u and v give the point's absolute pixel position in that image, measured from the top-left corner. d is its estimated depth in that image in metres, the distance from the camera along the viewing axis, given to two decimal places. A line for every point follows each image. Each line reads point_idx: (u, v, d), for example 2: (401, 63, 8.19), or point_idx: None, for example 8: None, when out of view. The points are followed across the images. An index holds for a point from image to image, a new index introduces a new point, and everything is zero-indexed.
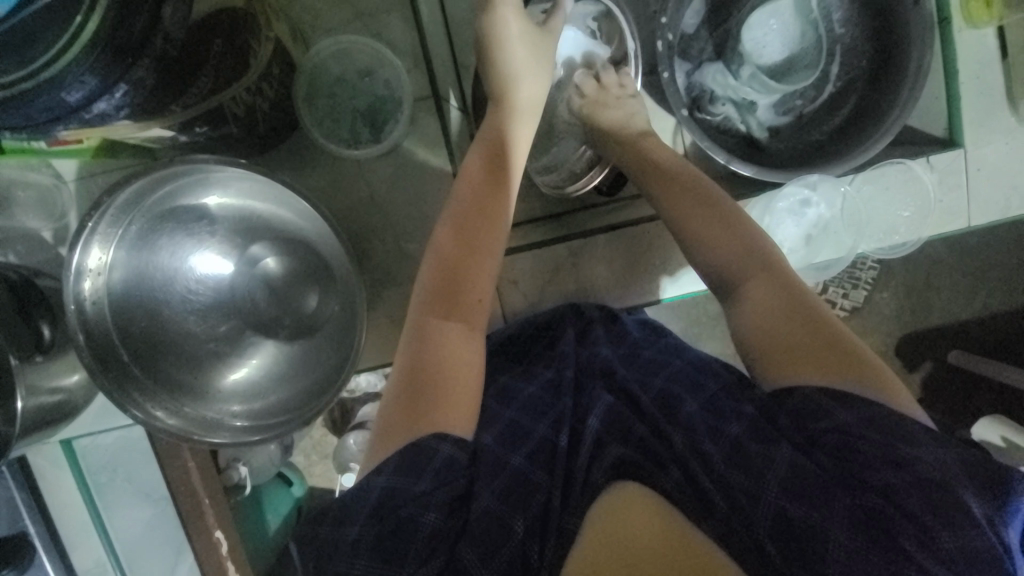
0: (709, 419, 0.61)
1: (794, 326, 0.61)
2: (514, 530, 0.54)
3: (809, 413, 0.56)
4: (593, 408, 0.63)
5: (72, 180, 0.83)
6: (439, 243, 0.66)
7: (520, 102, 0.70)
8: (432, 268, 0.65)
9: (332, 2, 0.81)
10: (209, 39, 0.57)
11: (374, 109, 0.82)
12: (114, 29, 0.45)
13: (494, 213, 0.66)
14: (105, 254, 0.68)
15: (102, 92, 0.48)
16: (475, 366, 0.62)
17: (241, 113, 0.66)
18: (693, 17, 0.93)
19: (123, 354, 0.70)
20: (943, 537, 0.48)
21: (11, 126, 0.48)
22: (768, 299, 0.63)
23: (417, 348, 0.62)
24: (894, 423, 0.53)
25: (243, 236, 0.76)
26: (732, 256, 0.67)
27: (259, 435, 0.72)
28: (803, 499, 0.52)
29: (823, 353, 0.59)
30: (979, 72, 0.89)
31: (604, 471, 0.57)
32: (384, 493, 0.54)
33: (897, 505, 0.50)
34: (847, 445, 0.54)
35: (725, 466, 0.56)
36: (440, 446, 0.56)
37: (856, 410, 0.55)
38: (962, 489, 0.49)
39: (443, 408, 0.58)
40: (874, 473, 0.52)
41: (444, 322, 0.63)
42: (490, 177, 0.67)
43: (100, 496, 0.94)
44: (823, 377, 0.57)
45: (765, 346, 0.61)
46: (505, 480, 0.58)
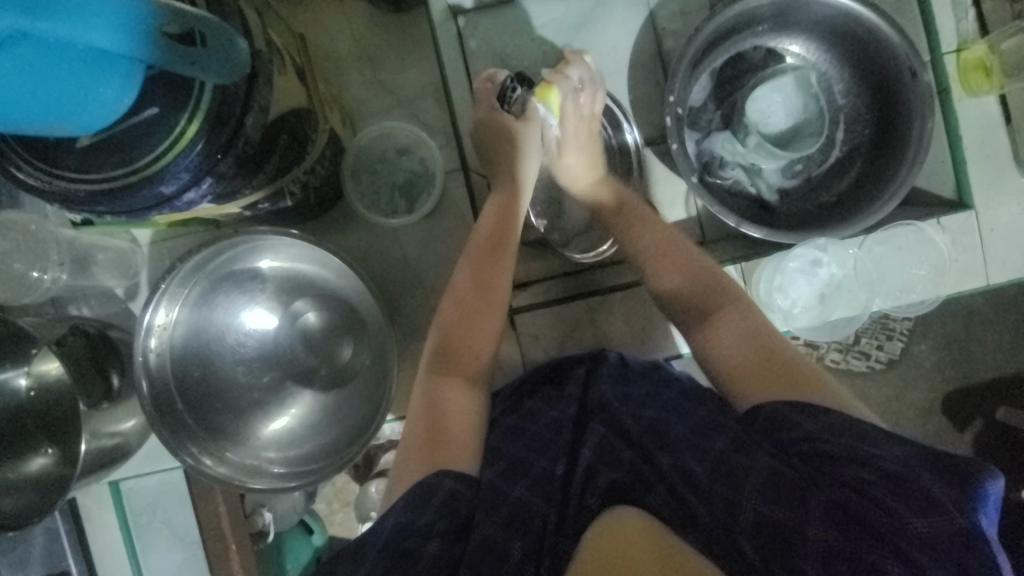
0: (693, 437, 0.58)
1: (754, 347, 0.65)
2: (511, 553, 0.53)
3: (778, 426, 0.57)
4: (585, 439, 0.63)
5: (146, 244, 0.94)
6: (455, 289, 0.74)
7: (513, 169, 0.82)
8: (448, 322, 0.72)
9: (377, 92, 0.93)
10: (278, 135, 0.64)
11: (410, 183, 0.92)
12: (208, 133, 0.55)
13: (497, 269, 0.75)
14: (171, 312, 0.77)
15: (192, 184, 0.57)
16: (477, 421, 0.67)
17: (298, 190, 0.76)
18: (700, 92, 1.01)
19: (179, 401, 0.77)
20: (912, 522, 0.46)
21: (115, 211, 0.57)
22: (729, 329, 0.68)
23: (426, 408, 0.67)
24: (852, 426, 0.54)
25: (289, 292, 0.85)
26: (697, 292, 0.72)
27: (294, 482, 0.77)
28: (780, 501, 0.50)
29: (782, 370, 0.62)
30: (984, 137, 0.92)
31: (597, 496, 0.57)
32: (395, 530, 0.55)
33: (869, 497, 0.49)
34: (818, 449, 0.53)
35: (710, 482, 0.53)
36: (441, 483, 0.59)
37: (818, 418, 0.56)
38: (928, 479, 0.48)
39: (449, 450, 0.63)
40: (842, 468, 0.51)
41: (450, 380, 0.69)
42: (496, 232, 0.77)
43: (139, 537, 0.99)
44: (786, 392, 0.60)
45: (728, 368, 0.65)
46: (506, 509, 0.58)
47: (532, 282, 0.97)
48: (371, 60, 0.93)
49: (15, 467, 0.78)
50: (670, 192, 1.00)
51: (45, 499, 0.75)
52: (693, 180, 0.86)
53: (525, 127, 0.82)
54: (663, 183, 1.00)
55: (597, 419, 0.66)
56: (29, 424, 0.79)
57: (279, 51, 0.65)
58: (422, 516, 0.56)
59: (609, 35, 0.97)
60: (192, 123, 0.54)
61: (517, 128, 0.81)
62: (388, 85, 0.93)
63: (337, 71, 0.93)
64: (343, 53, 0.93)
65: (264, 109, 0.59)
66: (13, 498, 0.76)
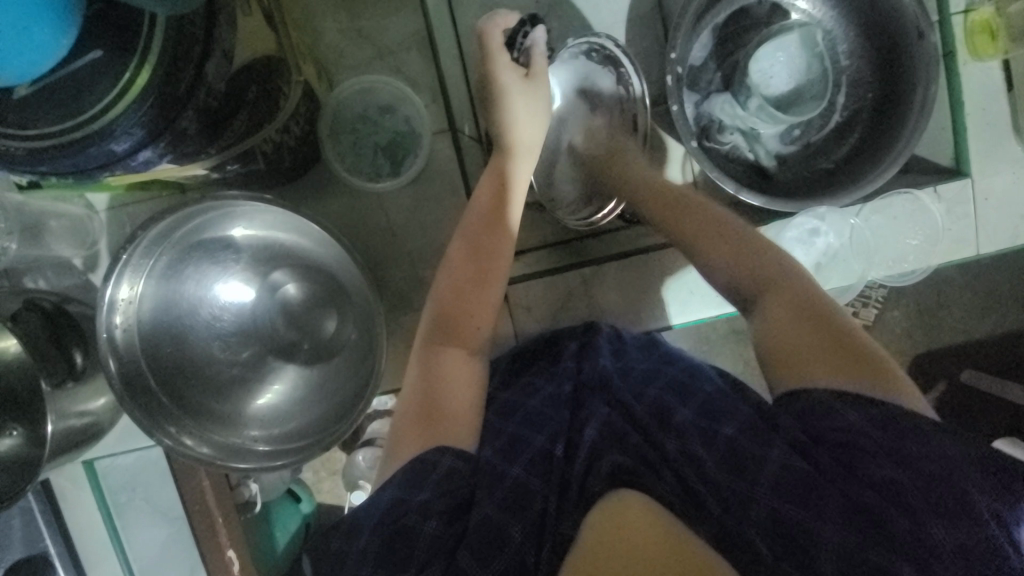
0: (702, 423, 0.60)
1: (812, 329, 0.58)
2: (511, 537, 0.51)
3: (814, 412, 0.54)
4: (589, 421, 0.61)
5: (104, 211, 0.86)
6: (449, 259, 0.70)
7: (512, 137, 0.74)
8: (443, 297, 0.68)
9: (354, 42, 0.84)
10: (246, 87, 0.57)
11: (394, 144, 0.86)
12: (165, 79, 0.48)
13: (490, 238, 0.69)
14: (135, 285, 0.71)
15: (147, 142, 0.50)
16: (477, 393, 0.64)
17: (270, 150, 0.70)
18: (700, 49, 0.95)
19: (151, 380, 0.73)
20: (937, 529, 0.46)
21: (60, 172, 0.50)
22: (785, 310, 0.60)
23: (422, 383, 0.63)
24: (900, 422, 0.51)
25: (266, 262, 0.79)
26: (745, 271, 0.64)
27: (280, 460, 0.74)
28: (797, 500, 0.50)
29: (840, 356, 0.56)
30: (985, 103, 0.90)
31: (601, 478, 0.53)
32: (391, 504, 0.54)
33: (895, 502, 0.48)
34: (846, 442, 0.52)
35: (720, 473, 0.54)
36: (440, 458, 0.57)
37: (867, 411, 0.53)
38: (966, 484, 0.48)
39: (444, 425, 0.60)
40: (873, 468, 0.50)
41: (450, 351, 0.65)
42: (495, 204, 0.71)
43: (118, 514, 0.96)
44: (836, 380, 0.55)
45: (775, 351, 0.59)
46: (506, 487, 0.56)
47: (527, 251, 0.93)
48: (347, 6, 0.84)
49: None
50: (666, 157, 0.96)
51: (13, 484, 0.71)
52: (692, 144, 0.82)
53: (534, 84, 0.75)
54: (659, 148, 0.95)
55: (596, 395, 0.67)
56: None
57: None
58: (420, 493, 0.54)
59: None
60: (143, 71, 0.47)
61: (500, 75, 0.73)
62: (366, 34, 0.84)
63: (309, 17, 0.84)
64: None
65: (227, 55, 0.52)
66: None
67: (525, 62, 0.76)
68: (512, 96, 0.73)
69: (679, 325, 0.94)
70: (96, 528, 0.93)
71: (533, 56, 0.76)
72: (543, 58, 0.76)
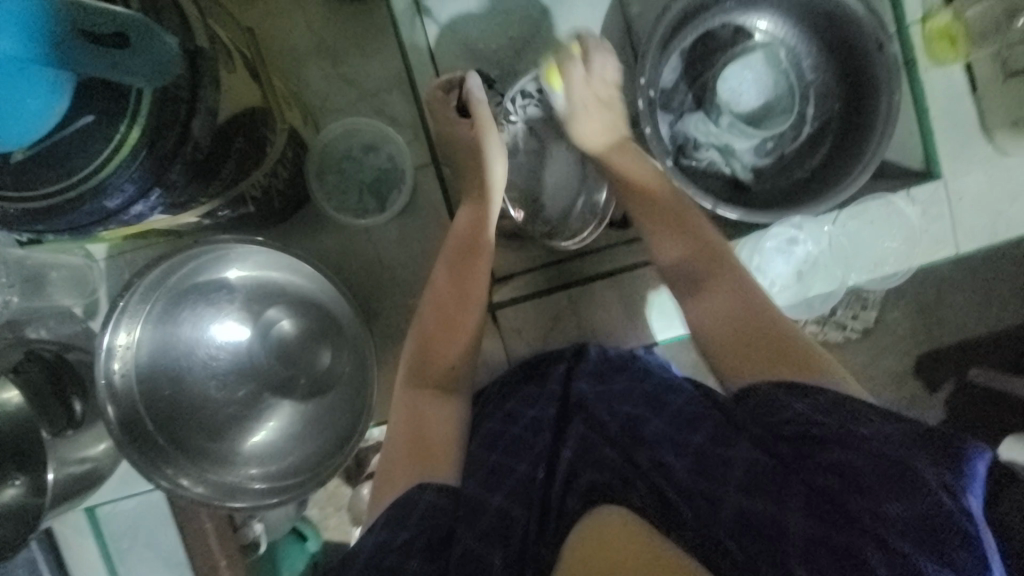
0: (673, 432, 0.60)
1: (750, 329, 0.64)
2: (492, 564, 0.53)
3: (765, 410, 0.58)
4: (566, 439, 0.62)
5: (103, 260, 0.89)
6: (433, 296, 0.74)
7: (486, 176, 0.78)
8: (416, 343, 0.73)
9: (338, 86, 0.89)
10: (231, 138, 0.60)
11: (380, 180, 0.89)
12: (152, 138, 0.51)
13: (469, 286, 0.74)
14: (132, 331, 0.73)
15: (140, 196, 0.53)
16: (456, 431, 0.68)
17: (259, 194, 0.73)
18: (671, 73, 0.99)
19: (149, 423, 0.74)
20: (892, 505, 0.48)
21: (57, 229, 0.53)
22: (729, 306, 0.66)
23: (408, 421, 0.68)
24: (841, 408, 0.54)
25: (260, 301, 0.81)
26: (681, 261, 0.72)
27: (277, 497, 0.74)
28: (761, 493, 0.52)
29: (777, 350, 0.61)
30: (949, 107, 0.93)
31: (578, 498, 0.55)
32: (375, 548, 0.56)
33: (850, 482, 0.50)
34: (799, 434, 0.54)
35: (688, 474, 0.55)
36: (421, 497, 0.60)
37: (810, 400, 0.56)
38: (908, 461, 0.49)
39: (427, 459, 0.64)
40: (825, 454, 0.52)
41: (428, 393, 0.70)
42: (469, 241, 0.76)
43: (122, 562, 0.95)
44: (776, 373, 0.60)
45: (718, 346, 0.65)
46: (487, 520, 0.56)
47: (515, 274, 0.95)
48: (331, 53, 0.89)
49: None
50: None
51: (14, 535, 0.71)
52: (667, 163, 0.85)
53: (483, 128, 0.78)
54: None
55: (575, 419, 0.66)
56: None
57: (226, 47, 0.60)
58: (401, 532, 0.57)
59: (576, 18, 0.94)
60: (134, 129, 0.50)
61: (483, 135, 0.78)
62: (350, 79, 0.89)
63: (294, 66, 0.88)
64: (300, 47, 0.88)
65: (212, 110, 0.55)
66: None
67: (474, 116, 0.79)
68: (487, 141, 0.78)
69: (669, 340, 0.95)
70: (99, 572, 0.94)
71: (475, 104, 0.79)
72: (484, 105, 0.79)
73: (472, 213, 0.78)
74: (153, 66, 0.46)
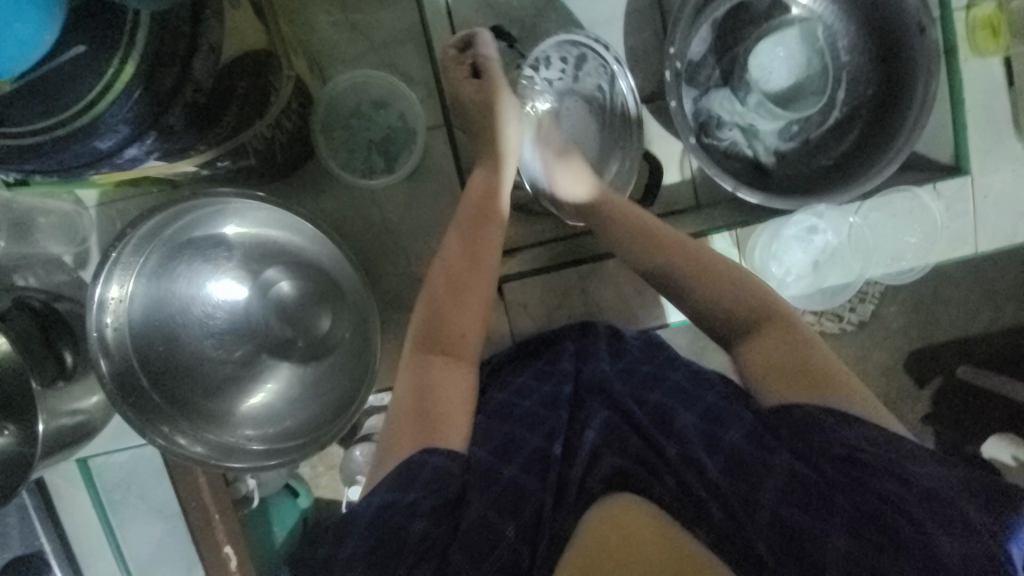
0: (704, 428, 0.60)
1: (797, 352, 0.60)
2: (505, 535, 0.51)
3: (812, 428, 0.54)
4: (590, 420, 0.61)
5: (93, 207, 0.85)
6: (444, 260, 0.69)
7: (503, 142, 0.74)
8: (425, 307, 0.67)
9: (348, 35, 0.83)
10: (235, 82, 0.56)
11: (389, 141, 0.84)
12: (149, 74, 0.47)
13: (482, 252, 0.69)
14: (125, 284, 0.71)
15: (133, 140, 0.49)
16: (466, 399, 0.62)
17: (262, 146, 0.68)
18: (700, 44, 0.94)
19: (143, 379, 0.72)
20: (943, 542, 0.46)
21: (45, 170, 0.49)
22: (776, 331, 0.61)
23: (414, 390, 0.62)
24: (896, 441, 0.53)
25: (258, 260, 0.78)
26: (736, 291, 0.64)
27: (276, 460, 0.73)
28: (801, 505, 0.50)
29: (825, 377, 0.58)
30: (986, 100, 0.89)
31: (599, 480, 0.54)
32: (383, 506, 0.54)
33: (899, 511, 0.48)
34: (851, 455, 0.52)
35: (721, 475, 0.54)
36: (428, 458, 0.56)
37: (855, 427, 0.53)
38: (963, 503, 0.48)
39: (435, 427, 0.59)
40: (877, 480, 0.50)
41: (437, 359, 0.64)
42: (482, 203, 0.71)
43: (115, 513, 0.95)
44: (823, 399, 0.56)
45: (764, 366, 0.60)
46: (499, 487, 0.56)
47: (521, 249, 0.93)
48: None
49: None
50: (664, 154, 0.96)
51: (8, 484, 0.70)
52: (691, 141, 0.81)
53: (500, 84, 0.74)
54: (658, 145, 0.95)
55: (592, 399, 0.65)
56: None
57: None
58: (409, 493, 0.54)
59: None
60: (130, 62, 0.45)
61: (495, 94, 0.74)
62: (360, 28, 0.83)
63: (301, 10, 0.82)
64: None
65: (215, 50, 0.50)
66: None
67: (488, 76, 0.75)
68: (506, 104, 0.74)
69: (675, 324, 0.93)
70: (92, 525, 0.93)
71: (489, 61, 0.75)
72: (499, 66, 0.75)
73: (487, 177, 0.73)
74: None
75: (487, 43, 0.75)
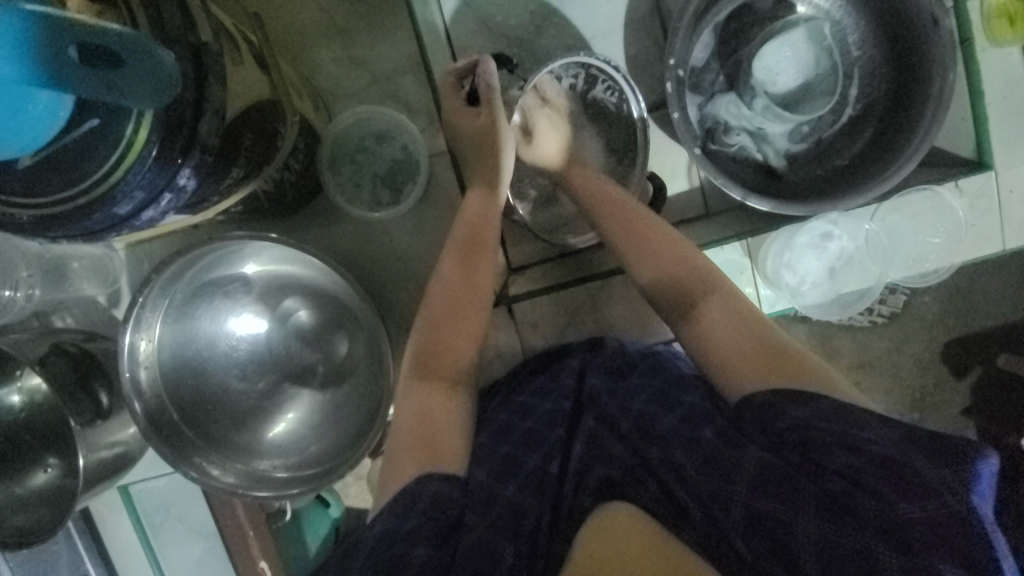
0: (682, 429, 0.57)
1: (741, 333, 0.58)
2: (502, 557, 0.51)
3: (766, 415, 0.52)
4: (575, 439, 0.62)
5: (122, 249, 0.89)
6: (441, 284, 0.70)
7: (498, 165, 0.75)
8: (423, 330, 0.68)
9: (350, 69, 0.85)
10: (243, 136, 0.58)
11: (394, 171, 0.86)
12: (160, 142, 0.49)
13: (478, 279, 0.70)
14: (155, 326, 0.75)
15: (149, 203, 0.53)
16: (465, 421, 0.64)
17: (271, 188, 0.71)
18: (702, 50, 0.92)
19: (174, 415, 0.76)
20: (901, 507, 0.43)
21: (72, 236, 0.53)
22: (719, 313, 0.60)
23: (415, 418, 0.62)
24: (845, 407, 0.50)
25: (276, 293, 0.81)
26: (679, 268, 0.65)
27: (298, 487, 0.76)
28: (770, 495, 0.48)
29: (770, 354, 0.56)
30: (1011, 89, 0.85)
31: (590, 494, 0.54)
32: (382, 536, 0.53)
33: (860, 486, 0.45)
34: (804, 434, 0.49)
35: (696, 475, 0.52)
36: (426, 483, 0.56)
37: (812, 405, 0.51)
38: (918, 460, 0.45)
39: (437, 451, 0.60)
40: (830, 455, 0.47)
41: (435, 385, 0.65)
42: (474, 225, 0.73)
43: (156, 536, 1.01)
44: (776, 379, 0.54)
45: (713, 356, 0.58)
46: (496, 512, 0.56)
47: (528, 267, 0.95)
48: (341, 34, 0.85)
49: (23, 482, 0.77)
50: (671, 163, 0.95)
51: (52, 518, 0.74)
52: (695, 152, 0.79)
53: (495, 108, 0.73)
54: (662, 155, 0.94)
55: (588, 415, 0.65)
56: (25, 441, 0.77)
57: (230, 35, 0.57)
58: (407, 521, 0.53)
59: None
60: (141, 132, 0.48)
61: (499, 122, 0.74)
62: (361, 61, 0.85)
63: (305, 49, 0.85)
64: (311, 28, 0.84)
65: (219, 111, 0.53)
66: (24, 514, 0.77)
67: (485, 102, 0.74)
68: (496, 121, 0.74)
69: None
70: (136, 547, 0.99)
71: (488, 82, 0.73)
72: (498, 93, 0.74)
73: (481, 201, 0.74)
74: (155, 86, 0.44)
75: (489, 67, 0.73)
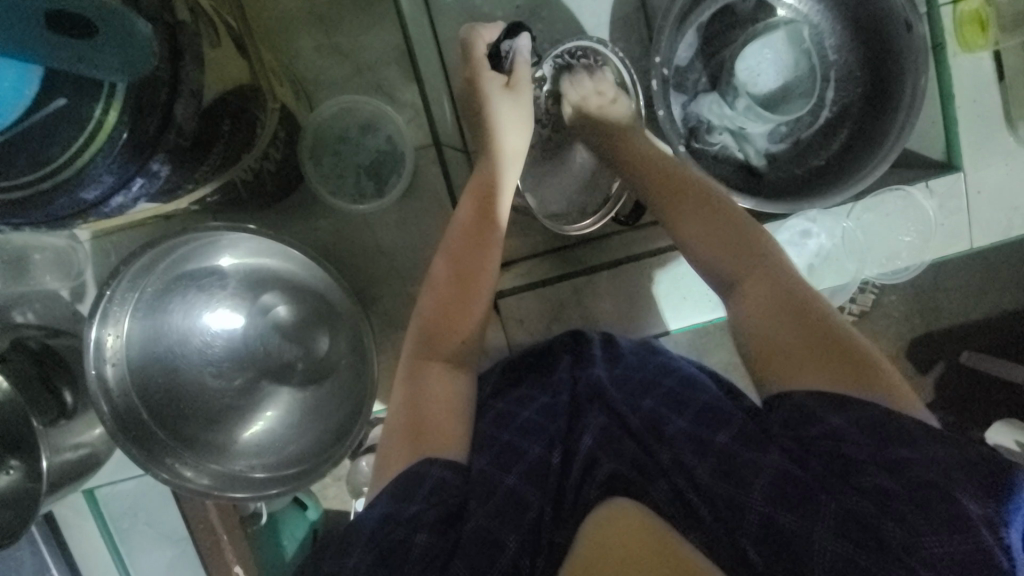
0: (695, 429, 0.59)
1: (797, 330, 0.58)
2: (506, 545, 0.51)
3: (802, 416, 0.54)
4: (586, 428, 0.61)
5: (88, 240, 0.85)
6: (435, 273, 0.69)
7: (501, 150, 0.73)
8: (423, 315, 0.67)
9: (333, 59, 0.83)
10: (219, 123, 0.56)
11: (378, 163, 0.85)
12: (133, 123, 0.47)
13: (470, 269, 0.68)
14: (123, 321, 0.71)
15: (119, 187, 0.50)
16: (461, 407, 0.64)
17: (250, 177, 0.69)
18: (686, 50, 0.93)
19: (144, 413, 0.72)
20: (932, 541, 0.44)
21: (36, 224, 0.50)
22: (773, 309, 0.60)
23: (408, 400, 0.63)
24: (892, 425, 0.51)
25: (253, 287, 0.79)
26: (736, 264, 0.64)
27: (277, 487, 0.73)
28: (790, 505, 0.50)
29: (827, 354, 0.56)
30: (976, 95, 0.89)
31: (597, 487, 0.54)
32: (383, 520, 0.54)
33: (890, 511, 0.47)
34: (838, 452, 0.51)
35: (712, 479, 0.53)
36: (428, 471, 0.57)
37: (852, 412, 0.52)
38: (959, 494, 0.46)
39: (436, 438, 0.60)
40: (864, 476, 0.50)
41: (433, 363, 0.65)
42: (481, 221, 0.70)
43: (123, 541, 0.96)
44: (824, 381, 0.55)
45: (762, 352, 0.59)
46: (498, 500, 0.55)
47: (514, 262, 0.93)
48: (325, 22, 0.83)
49: None
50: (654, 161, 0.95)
51: (14, 522, 0.70)
52: (680, 149, 0.79)
53: (513, 92, 0.74)
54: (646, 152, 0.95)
55: (595, 406, 0.64)
56: None
57: (209, 16, 0.55)
58: (409, 506, 0.54)
59: None
60: (110, 114, 0.46)
61: (490, 103, 0.73)
62: (345, 50, 0.83)
63: (287, 36, 0.83)
64: (293, 15, 0.82)
65: (195, 93, 0.50)
66: None
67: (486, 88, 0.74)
68: (495, 114, 0.73)
69: (677, 330, 0.93)
70: (101, 553, 0.94)
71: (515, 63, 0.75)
72: (525, 64, 0.75)
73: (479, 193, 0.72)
74: (128, 57, 0.42)
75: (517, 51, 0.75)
